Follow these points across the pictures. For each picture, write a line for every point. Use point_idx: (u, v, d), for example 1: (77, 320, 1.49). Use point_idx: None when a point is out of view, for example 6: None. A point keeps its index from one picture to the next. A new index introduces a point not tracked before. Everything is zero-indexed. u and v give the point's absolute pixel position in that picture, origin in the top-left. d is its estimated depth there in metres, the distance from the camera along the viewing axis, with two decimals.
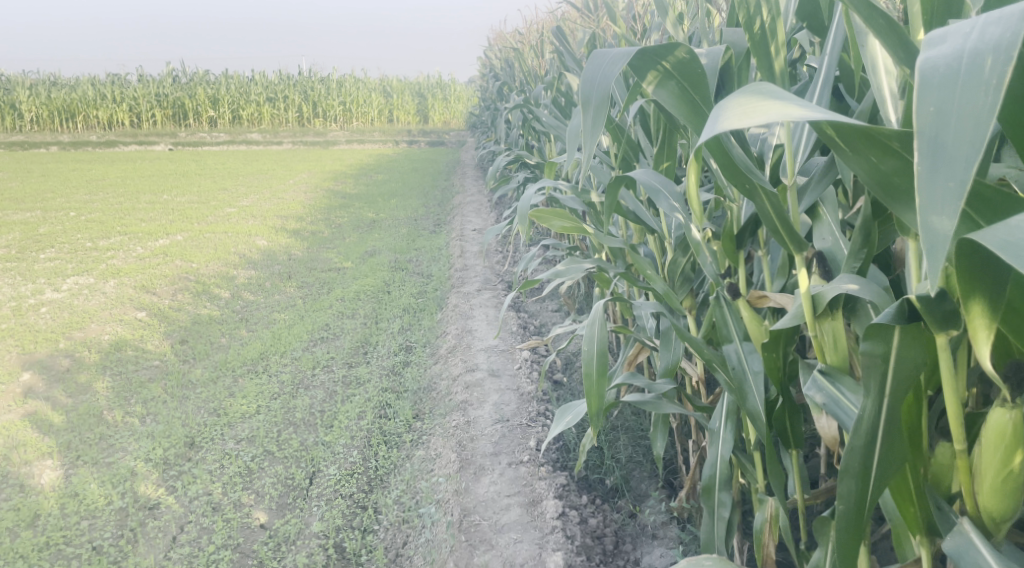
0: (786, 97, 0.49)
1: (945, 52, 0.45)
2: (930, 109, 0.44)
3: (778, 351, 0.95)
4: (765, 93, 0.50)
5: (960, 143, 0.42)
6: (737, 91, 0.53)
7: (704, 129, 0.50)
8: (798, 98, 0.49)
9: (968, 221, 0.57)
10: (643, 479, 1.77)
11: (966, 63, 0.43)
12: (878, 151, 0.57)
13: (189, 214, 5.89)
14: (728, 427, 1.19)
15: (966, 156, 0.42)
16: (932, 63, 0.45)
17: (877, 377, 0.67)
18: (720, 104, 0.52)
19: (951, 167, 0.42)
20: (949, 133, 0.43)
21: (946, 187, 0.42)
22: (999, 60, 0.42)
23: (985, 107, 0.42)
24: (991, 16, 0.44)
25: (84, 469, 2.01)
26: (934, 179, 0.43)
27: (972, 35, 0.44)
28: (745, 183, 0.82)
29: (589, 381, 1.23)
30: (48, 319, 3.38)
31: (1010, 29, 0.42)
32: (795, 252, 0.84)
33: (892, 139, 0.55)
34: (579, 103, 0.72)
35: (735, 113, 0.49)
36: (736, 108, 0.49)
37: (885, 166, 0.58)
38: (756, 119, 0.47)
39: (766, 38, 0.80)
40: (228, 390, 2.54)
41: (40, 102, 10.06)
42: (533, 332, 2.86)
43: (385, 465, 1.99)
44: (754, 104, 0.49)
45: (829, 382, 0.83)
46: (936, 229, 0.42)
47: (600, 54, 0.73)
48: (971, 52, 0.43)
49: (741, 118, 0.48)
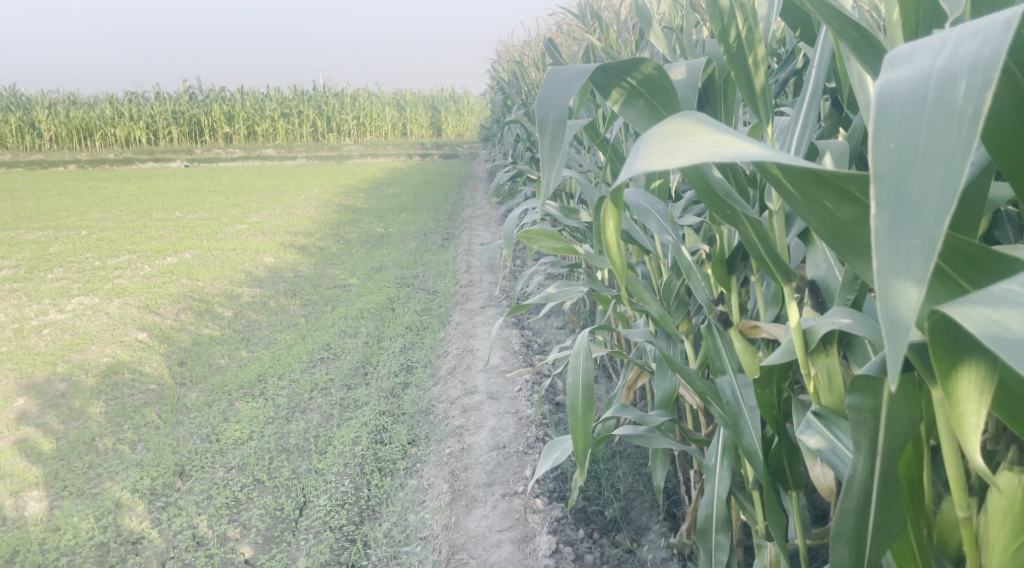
0: (716, 130, 0.41)
1: (910, 74, 0.38)
2: (890, 146, 0.36)
3: (771, 388, 0.87)
4: (692, 128, 0.42)
5: (928, 188, 0.34)
6: (665, 121, 0.45)
7: (622, 168, 0.42)
8: (732, 133, 0.41)
9: (946, 281, 0.49)
10: (644, 511, 1.66)
11: (935, 87, 0.36)
12: (836, 197, 0.49)
13: (199, 231, 5.88)
14: (725, 463, 1.09)
15: (935, 205, 0.34)
16: (894, 88, 0.38)
17: (869, 434, 0.58)
18: (642, 137, 0.44)
19: (918, 218, 0.34)
20: (915, 176, 0.35)
21: (914, 243, 0.34)
22: (975, 84, 0.35)
23: (957, 144, 0.34)
24: (966, 31, 0.37)
25: (69, 501, 1.96)
26: (895, 235, 0.35)
27: (944, 52, 0.37)
28: (725, 210, 0.74)
29: (575, 415, 1.14)
30: (49, 341, 3.35)
31: (989, 45, 0.35)
32: (784, 284, 0.76)
33: (848, 183, 0.47)
34: (535, 124, 0.65)
35: (656, 150, 0.41)
36: (660, 143, 0.41)
37: (843, 214, 0.50)
38: (680, 157, 0.38)
39: (742, 50, 0.73)
40: (223, 414, 2.48)
41: (59, 121, 10.18)
42: (537, 350, 2.77)
43: (376, 495, 1.92)
44: (678, 139, 0.41)
45: (826, 426, 0.75)
46: (899, 302, 0.35)
47: (555, 71, 0.66)
48: (941, 73, 0.36)
49: (663, 156, 0.39)
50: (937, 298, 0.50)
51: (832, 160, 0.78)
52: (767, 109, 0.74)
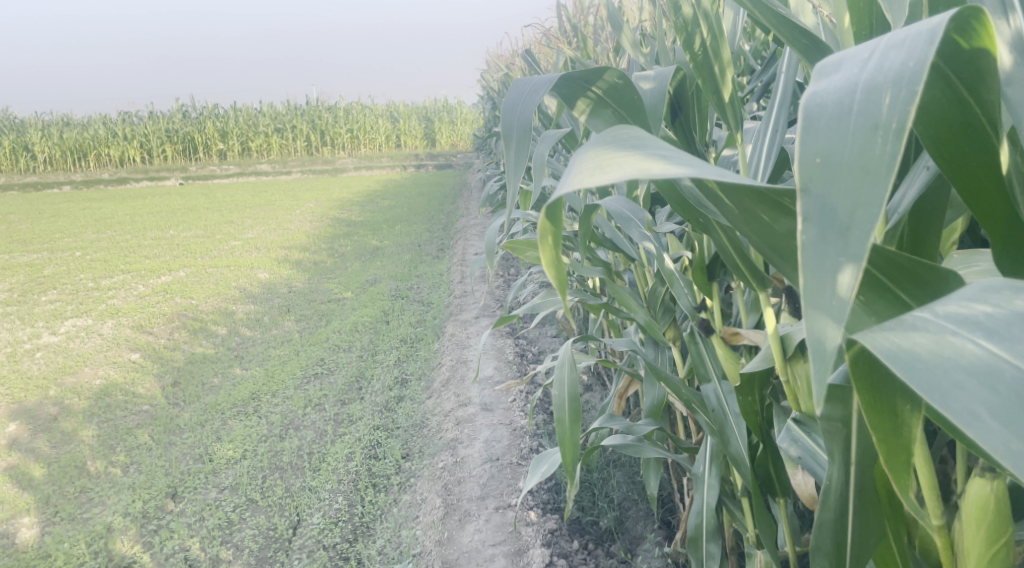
0: (650, 148, 0.41)
1: (837, 84, 0.38)
2: (816, 160, 0.36)
3: (753, 395, 0.86)
4: (627, 145, 0.42)
5: (854, 203, 0.34)
6: (600, 140, 0.45)
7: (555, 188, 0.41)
8: (663, 150, 0.41)
9: (885, 294, 0.49)
10: (639, 520, 1.64)
11: (861, 98, 0.36)
12: (771, 209, 0.49)
13: (193, 248, 5.86)
14: (714, 471, 1.07)
15: (861, 223, 0.34)
16: (820, 99, 0.38)
17: (841, 444, 0.54)
18: (575, 156, 0.43)
19: (843, 236, 0.34)
20: (840, 191, 0.35)
21: (839, 261, 0.34)
22: (900, 96, 0.35)
23: (882, 158, 0.34)
24: (893, 39, 0.38)
25: (60, 527, 1.95)
26: (821, 253, 0.35)
27: (871, 62, 0.38)
28: (698, 217, 0.74)
29: (562, 426, 1.13)
30: (42, 365, 3.33)
31: (914, 55, 0.36)
32: (759, 290, 0.75)
33: (782, 196, 0.47)
34: (501, 135, 0.65)
35: (588, 166, 0.40)
36: (593, 161, 0.41)
37: (779, 226, 0.50)
38: (610, 174, 0.38)
39: (708, 59, 0.72)
40: (216, 433, 2.46)
41: (53, 143, 10.18)
42: (531, 360, 2.76)
43: (370, 512, 1.90)
44: (609, 157, 0.40)
45: (804, 433, 0.74)
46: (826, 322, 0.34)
47: (520, 82, 0.66)
48: (867, 84, 0.37)
49: (594, 172, 0.39)
50: (875, 311, 0.50)
51: None
52: (736, 115, 0.73)
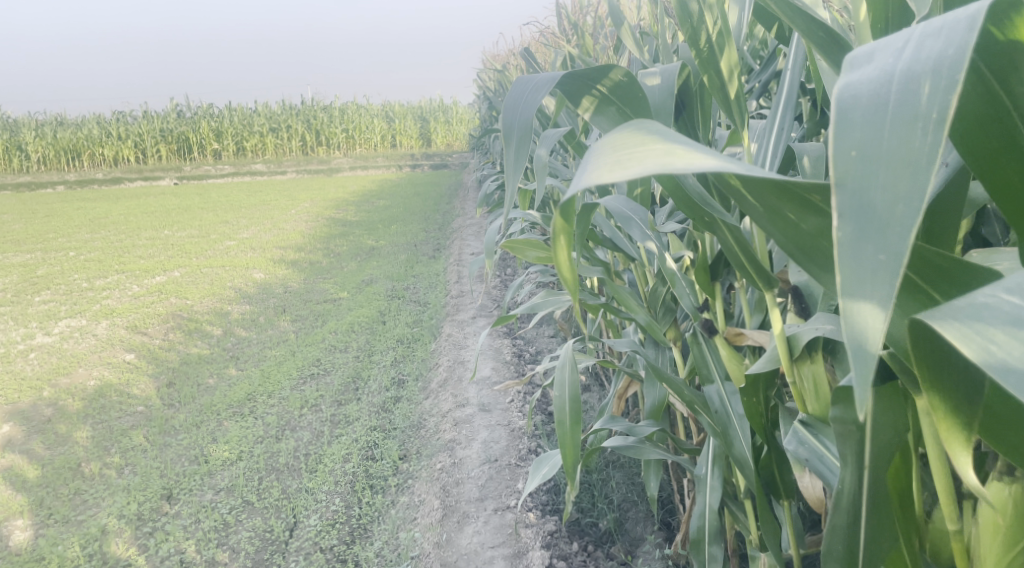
0: (670, 142, 0.39)
1: (872, 75, 0.37)
2: (852, 154, 0.35)
3: (758, 396, 0.85)
4: (645, 138, 0.40)
5: (893, 199, 0.33)
6: (615, 132, 0.43)
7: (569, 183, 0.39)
8: (684, 143, 0.39)
9: (917, 294, 0.49)
10: (639, 521, 1.63)
11: (897, 89, 0.35)
12: (798, 207, 0.47)
13: (188, 248, 5.83)
14: (716, 473, 1.06)
15: (900, 220, 0.33)
16: (854, 91, 0.37)
17: (854, 445, 0.55)
18: (590, 151, 0.42)
19: (882, 234, 0.33)
20: (878, 186, 0.34)
21: (879, 258, 0.33)
22: (940, 86, 0.34)
23: (921, 152, 0.34)
24: (929, 27, 0.37)
25: (54, 530, 1.93)
26: (858, 251, 0.34)
27: (907, 51, 0.37)
28: (703, 217, 0.73)
29: (562, 428, 1.12)
30: (35, 365, 3.30)
31: (954, 42, 0.35)
32: (766, 290, 0.74)
33: (810, 193, 0.46)
34: (502, 134, 0.64)
35: (607, 162, 0.38)
36: (610, 155, 0.39)
37: (806, 226, 0.49)
38: (632, 170, 0.36)
39: (713, 55, 0.71)
40: (212, 434, 2.44)
41: (47, 142, 10.13)
42: (528, 360, 2.74)
43: (368, 513, 1.89)
44: (628, 150, 0.39)
45: (812, 435, 0.73)
46: (863, 323, 0.34)
47: (524, 79, 0.65)
48: (903, 75, 0.36)
49: (613, 168, 0.37)
50: (907, 310, 0.49)
51: (809, 163, 0.77)
52: (742, 113, 0.72)
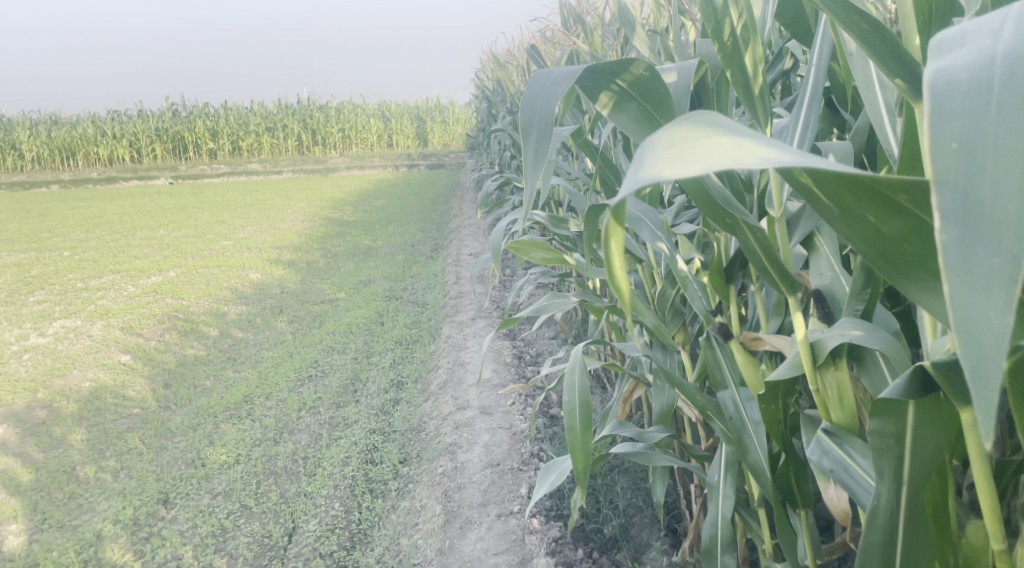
0: (733, 133, 0.36)
1: (967, 58, 0.36)
2: (952, 145, 0.34)
3: (777, 403, 0.83)
4: (706, 129, 0.38)
5: (1003, 195, 0.33)
6: (667, 127, 0.40)
7: (623, 178, 0.36)
8: (746, 134, 0.37)
9: None
10: (644, 527, 1.60)
11: (1000, 74, 0.34)
12: (877, 206, 0.46)
13: (183, 248, 5.78)
14: (729, 480, 1.04)
15: (1013, 218, 0.32)
16: (949, 74, 0.35)
17: (893, 462, 0.52)
18: (644, 145, 0.39)
19: (994, 232, 0.33)
20: (986, 180, 0.33)
21: (991, 261, 0.33)
22: None
23: None
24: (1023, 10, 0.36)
25: (48, 535, 1.89)
26: (966, 252, 0.33)
27: (1003, 33, 0.35)
28: (725, 218, 0.71)
29: (572, 434, 1.09)
30: (29, 367, 3.26)
31: None
32: (789, 294, 0.72)
33: (895, 191, 0.45)
34: (520, 130, 0.61)
35: (666, 156, 0.35)
36: (670, 150, 0.36)
37: (887, 228, 0.47)
38: (698, 165, 0.33)
39: (738, 49, 0.69)
40: (209, 437, 2.40)
41: (41, 141, 10.06)
42: (529, 361, 2.71)
43: (368, 518, 1.86)
44: (688, 144, 0.36)
45: (837, 444, 0.71)
46: (978, 333, 0.33)
47: (542, 74, 0.63)
48: (1005, 57, 0.34)
49: (676, 162, 0.34)
50: None
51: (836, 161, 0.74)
52: (766, 111, 0.70)
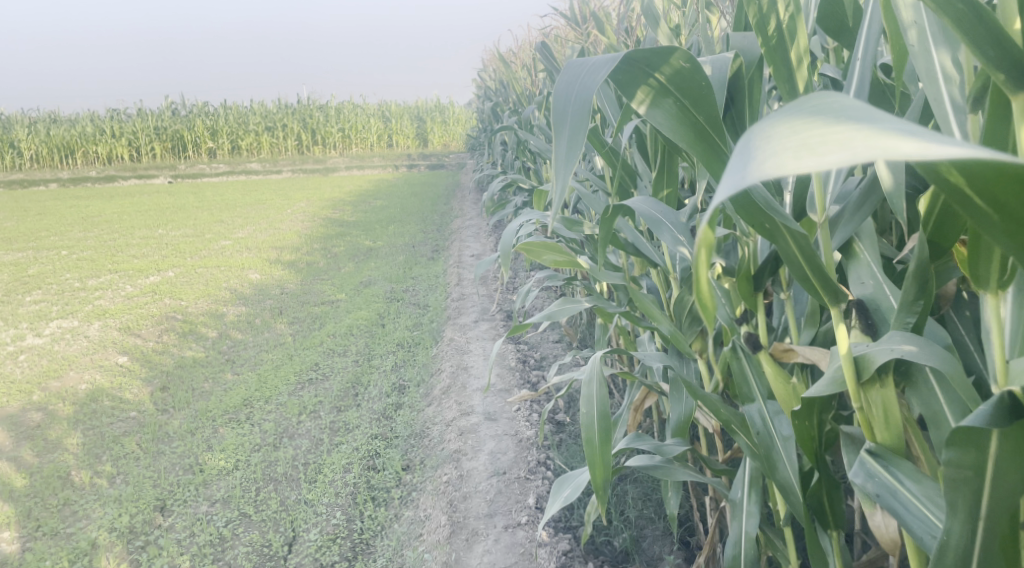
0: (871, 118, 0.31)
1: None
2: None
3: (812, 420, 0.78)
4: (835, 115, 0.32)
5: None
6: (780, 113, 0.35)
7: (729, 174, 0.32)
8: (883, 117, 0.31)
9: None
10: (656, 540, 1.55)
11: None
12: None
13: (182, 248, 5.72)
14: (754, 498, 0.99)
15: None
16: None
17: (968, 495, 0.51)
18: (750, 135, 0.34)
19: None
20: None
21: None
22: None
23: None
24: None
25: (41, 543, 1.84)
26: None
27: None
28: (763, 222, 0.66)
29: (589, 448, 1.05)
30: (25, 368, 3.21)
31: None
32: (831, 304, 0.67)
33: None
34: (553, 123, 0.57)
35: (788, 146, 0.31)
36: (785, 140, 0.32)
37: None
38: (826, 154, 0.29)
39: (783, 43, 0.69)
40: (207, 442, 2.35)
41: (40, 140, 10.00)
42: (534, 366, 2.66)
43: (370, 528, 1.81)
44: (815, 130, 0.31)
45: (883, 467, 0.65)
46: None
47: (574, 64, 0.59)
48: None
49: (800, 152, 0.30)
50: None
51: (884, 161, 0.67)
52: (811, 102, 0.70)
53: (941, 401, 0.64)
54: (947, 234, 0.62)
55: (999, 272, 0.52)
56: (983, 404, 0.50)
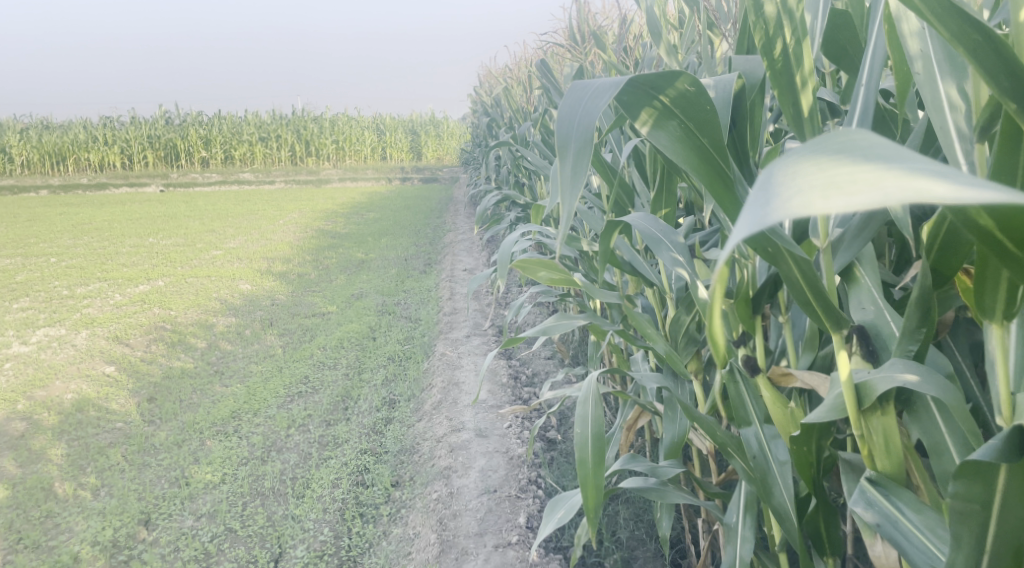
0: (899, 159, 0.31)
1: None
2: None
3: (810, 446, 0.77)
4: (861, 155, 0.32)
5: None
6: (804, 147, 0.35)
7: (752, 207, 0.32)
8: (912, 157, 0.31)
9: None
10: (647, 561, 1.54)
11: None
12: None
13: (173, 257, 5.68)
14: (749, 522, 0.98)
15: None
16: None
17: (974, 528, 0.51)
18: (773, 168, 0.34)
19: None
20: None
21: None
22: None
23: None
24: None
25: (22, 556, 1.81)
26: None
27: None
28: (766, 247, 0.66)
29: (582, 469, 1.04)
30: (10, 377, 3.16)
31: None
32: (834, 329, 0.67)
33: None
34: (556, 147, 0.57)
35: (812, 183, 0.31)
36: (811, 177, 0.31)
37: None
38: (855, 194, 0.28)
39: (789, 66, 0.70)
40: (193, 455, 2.32)
41: (31, 146, 9.92)
42: (525, 383, 2.64)
43: (358, 545, 1.79)
44: (842, 170, 0.31)
45: (883, 496, 0.64)
46: None
47: (580, 86, 0.59)
48: None
49: (826, 191, 0.29)
50: None
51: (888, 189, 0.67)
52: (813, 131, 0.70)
53: (943, 432, 0.64)
54: (948, 262, 0.62)
55: (1004, 305, 0.52)
56: (992, 438, 0.49)
